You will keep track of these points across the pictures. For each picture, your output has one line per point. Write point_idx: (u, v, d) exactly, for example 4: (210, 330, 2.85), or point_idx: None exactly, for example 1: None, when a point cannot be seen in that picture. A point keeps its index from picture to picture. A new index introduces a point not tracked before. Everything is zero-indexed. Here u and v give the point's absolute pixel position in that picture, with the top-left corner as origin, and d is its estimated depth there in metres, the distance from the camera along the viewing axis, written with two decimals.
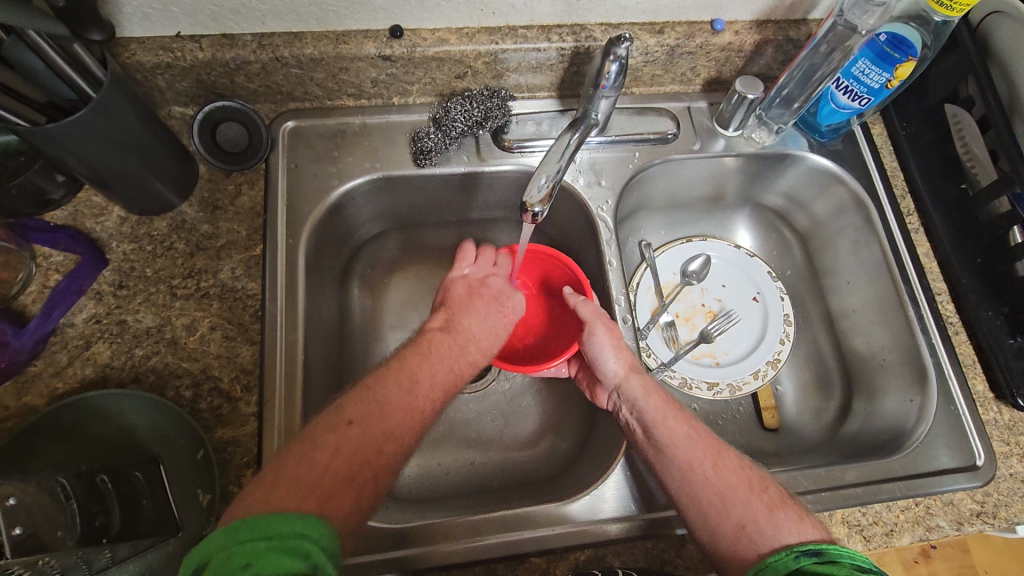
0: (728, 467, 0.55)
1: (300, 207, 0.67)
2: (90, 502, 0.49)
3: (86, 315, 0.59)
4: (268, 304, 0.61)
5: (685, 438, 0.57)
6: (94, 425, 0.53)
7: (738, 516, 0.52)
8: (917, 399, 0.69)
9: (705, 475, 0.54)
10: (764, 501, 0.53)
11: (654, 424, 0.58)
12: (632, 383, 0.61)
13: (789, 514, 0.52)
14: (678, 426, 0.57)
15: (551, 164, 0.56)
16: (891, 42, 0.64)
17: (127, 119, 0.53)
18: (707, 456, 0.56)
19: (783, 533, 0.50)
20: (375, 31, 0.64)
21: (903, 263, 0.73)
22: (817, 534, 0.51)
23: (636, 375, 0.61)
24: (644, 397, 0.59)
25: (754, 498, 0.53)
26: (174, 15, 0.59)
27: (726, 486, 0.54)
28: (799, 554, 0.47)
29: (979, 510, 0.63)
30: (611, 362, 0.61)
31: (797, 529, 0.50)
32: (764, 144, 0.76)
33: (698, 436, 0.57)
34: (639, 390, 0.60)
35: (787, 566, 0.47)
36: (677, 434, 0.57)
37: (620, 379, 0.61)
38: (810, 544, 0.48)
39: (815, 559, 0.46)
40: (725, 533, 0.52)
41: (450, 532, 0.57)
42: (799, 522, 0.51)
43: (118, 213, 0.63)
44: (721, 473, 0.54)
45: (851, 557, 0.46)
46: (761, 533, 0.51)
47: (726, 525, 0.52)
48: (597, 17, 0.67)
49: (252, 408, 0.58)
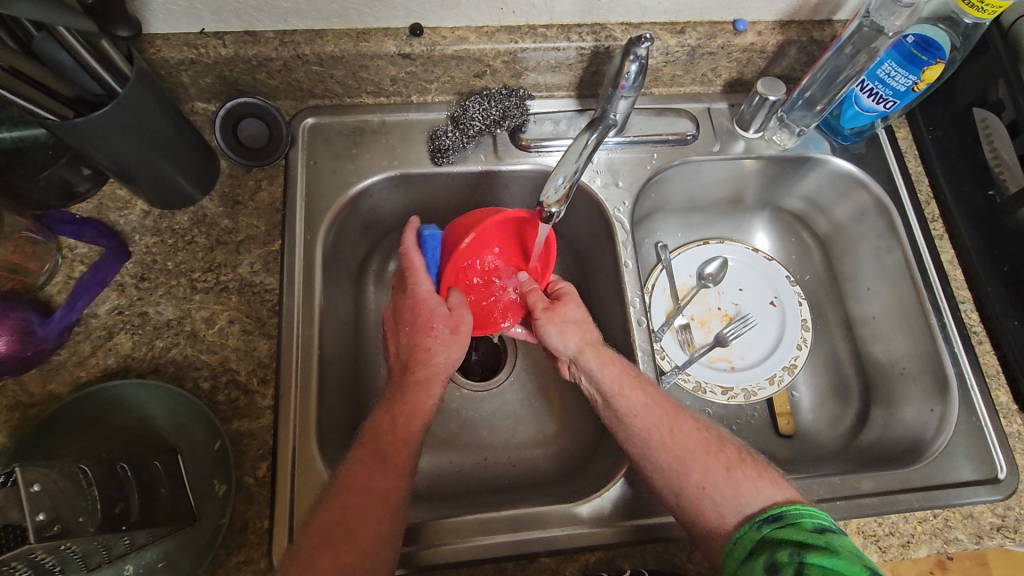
0: (687, 430, 0.56)
1: (318, 203, 0.67)
2: (111, 489, 0.48)
3: (109, 306, 0.60)
4: (285, 299, 0.62)
5: (642, 404, 0.58)
6: (112, 415, 0.55)
7: (697, 478, 0.53)
8: (938, 409, 0.68)
9: (663, 440, 0.56)
10: (721, 462, 0.54)
11: (612, 395, 0.59)
12: (586, 357, 0.62)
13: (747, 473, 0.53)
14: (634, 395, 0.58)
15: (569, 164, 0.56)
16: (918, 44, 0.63)
17: (151, 112, 0.54)
18: (665, 421, 0.57)
19: (739, 492, 0.51)
20: (395, 29, 0.64)
21: (925, 269, 0.72)
22: (777, 491, 0.51)
23: (590, 348, 0.62)
24: (599, 368, 0.60)
25: (710, 460, 0.54)
26: (198, 13, 0.60)
27: (684, 447, 0.55)
28: (761, 523, 0.48)
29: (999, 524, 0.62)
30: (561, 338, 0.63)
31: (752, 489, 0.51)
32: (785, 146, 0.75)
33: (654, 402, 0.58)
34: (593, 362, 0.61)
35: (752, 539, 0.48)
36: (635, 402, 0.58)
37: (574, 354, 0.63)
38: (770, 510, 0.49)
39: (776, 526, 0.47)
40: (686, 496, 0.53)
41: (461, 531, 0.57)
42: (756, 479, 0.52)
43: (141, 206, 0.64)
44: (677, 437, 0.56)
45: (811, 516, 0.47)
46: (721, 495, 0.52)
47: (687, 488, 0.53)
48: (617, 16, 0.66)
49: (268, 401, 0.58)
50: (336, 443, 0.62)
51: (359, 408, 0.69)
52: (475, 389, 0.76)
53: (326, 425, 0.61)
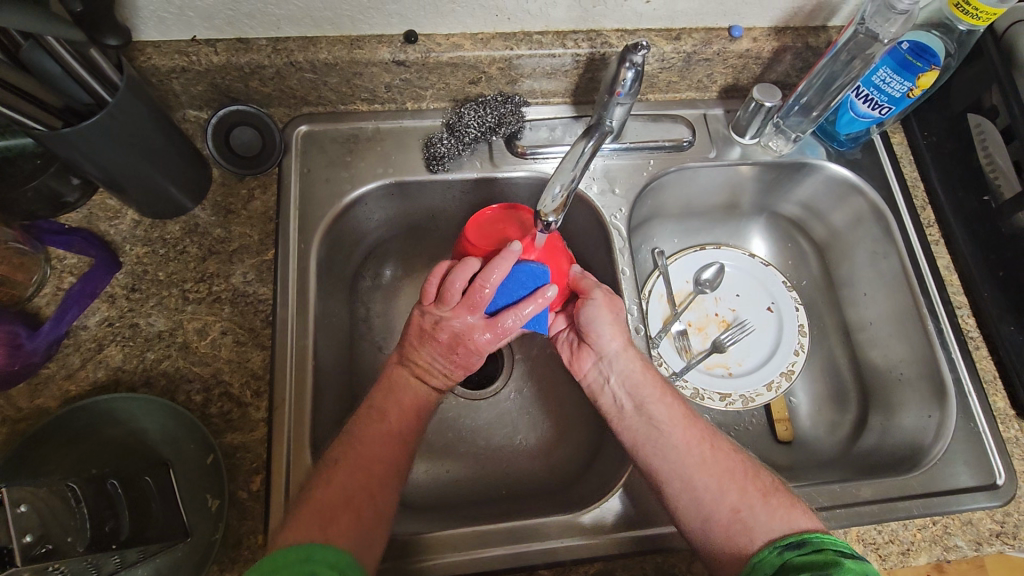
0: (724, 449, 0.57)
1: (312, 212, 0.66)
2: (101, 506, 0.47)
3: (98, 318, 0.59)
4: (279, 310, 0.61)
5: (682, 417, 0.58)
6: (103, 429, 0.54)
7: (732, 501, 0.53)
8: (936, 415, 0.67)
9: (701, 456, 0.55)
10: (758, 487, 0.54)
11: (649, 401, 0.59)
12: (628, 357, 0.61)
13: (780, 499, 0.53)
14: (672, 406, 0.59)
15: (566, 173, 0.56)
16: (913, 50, 0.63)
17: (141, 121, 0.53)
18: (703, 436, 0.57)
19: (775, 518, 0.52)
20: (390, 36, 0.64)
21: (922, 275, 0.72)
22: (806, 522, 0.52)
23: (632, 350, 0.61)
24: (640, 372, 0.60)
25: (748, 482, 0.54)
26: (190, 20, 0.59)
27: (723, 466, 0.55)
28: (782, 549, 0.49)
29: (998, 530, 0.62)
30: (611, 332, 0.61)
31: (786, 517, 0.52)
32: (781, 152, 0.75)
33: (692, 418, 0.58)
34: (633, 365, 0.61)
35: (773, 564, 0.49)
36: (673, 412, 0.58)
37: (616, 350, 0.61)
38: (792, 536, 0.50)
39: (798, 551, 0.48)
40: (719, 519, 0.52)
41: (457, 544, 0.57)
42: (790, 509, 0.52)
43: (132, 216, 0.63)
44: (715, 453, 0.56)
45: (833, 544, 0.48)
46: (756, 518, 0.52)
47: (720, 513, 0.53)
48: (613, 23, 0.66)
49: (261, 414, 0.57)
50: None
51: None
52: (471, 397, 0.75)
53: (321, 438, 0.60)
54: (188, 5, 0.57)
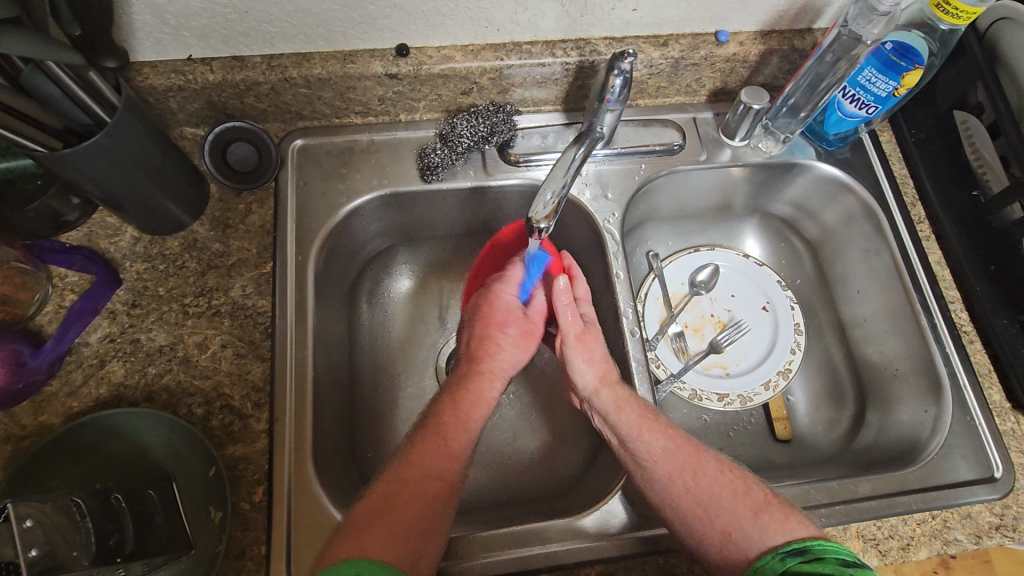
0: (709, 474, 0.56)
1: (308, 224, 0.67)
2: (104, 521, 0.48)
3: (100, 334, 0.60)
4: (278, 322, 0.62)
5: (663, 450, 0.58)
6: (108, 444, 0.54)
7: (723, 523, 0.53)
8: (932, 410, 0.68)
9: (685, 486, 0.56)
10: (747, 505, 0.54)
11: (628, 438, 0.59)
12: (602, 396, 0.61)
13: (773, 515, 0.53)
14: (653, 439, 0.58)
15: (557, 180, 0.56)
16: (896, 51, 0.63)
17: (140, 140, 0.54)
18: (687, 466, 0.57)
19: (767, 534, 0.52)
20: (382, 50, 0.65)
21: (913, 270, 0.72)
22: (804, 530, 0.52)
23: (605, 388, 0.61)
24: (615, 411, 0.60)
25: (737, 503, 0.54)
26: (185, 40, 0.60)
27: (708, 493, 0.55)
28: (784, 555, 0.49)
29: (998, 523, 0.62)
30: (582, 374, 0.62)
31: (781, 529, 0.52)
32: (771, 153, 0.76)
33: (674, 449, 0.58)
34: (609, 405, 0.60)
35: (774, 570, 0.49)
36: (654, 447, 0.58)
37: (590, 392, 0.62)
38: (795, 543, 0.50)
39: (799, 559, 0.49)
40: (711, 540, 0.53)
41: (462, 549, 0.57)
42: (784, 522, 0.52)
43: (131, 233, 0.64)
44: (702, 481, 0.56)
45: (837, 552, 0.48)
46: (747, 537, 0.52)
47: (711, 535, 0.53)
48: (601, 31, 0.67)
49: (262, 425, 0.58)
50: (332, 464, 0.62)
51: (354, 428, 0.68)
52: None
53: (322, 447, 0.61)
54: (182, 24, 0.58)
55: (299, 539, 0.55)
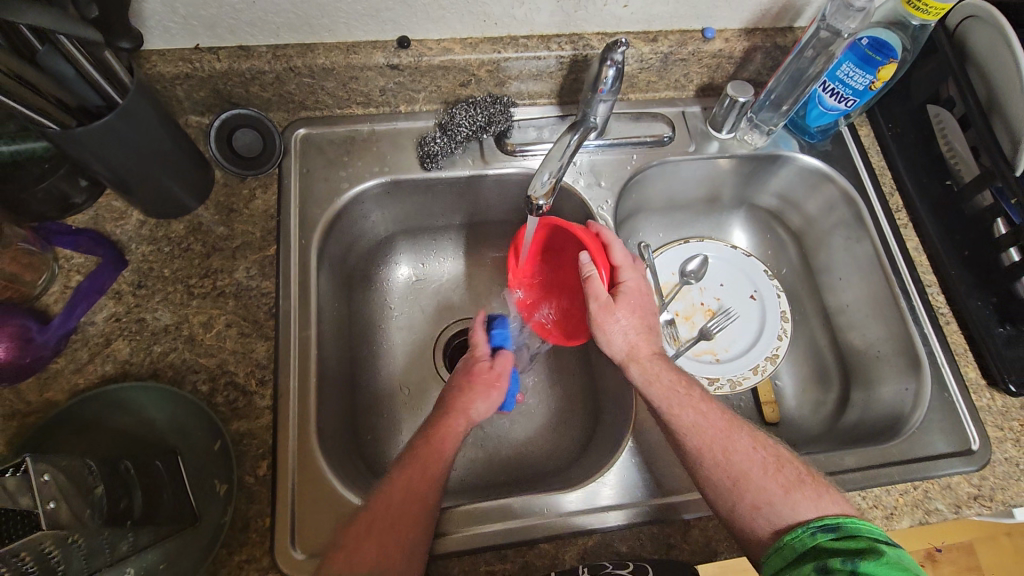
0: (742, 451, 0.58)
1: (311, 209, 0.69)
2: (116, 486, 0.48)
3: (106, 314, 0.61)
4: (282, 302, 0.63)
5: (697, 425, 0.59)
6: (114, 416, 0.56)
7: (752, 496, 0.55)
8: (913, 386, 0.71)
9: (715, 460, 0.57)
10: (779, 482, 0.55)
11: (660, 412, 0.61)
12: (631, 369, 0.64)
13: (806, 494, 0.54)
14: (684, 413, 0.60)
15: (554, 162, 0.59)
16: (872, 46, 0.67)
17: (149, 123, 0.55)
18: (718, 441, 0.58)
19: (800, 510, 0.53)
20: (384, 42, 0.67)
21: (892, 256, 0.75)
22: (822, 499, 0.54)
23: (633, 363, 0.64)
24: (646, 384, 0.62)
25: (770, 479, 0.56)
26: (193, 29, 0.62)
27: (739, 469, 0.56)
28: (816, 530, 0.51)
29: (976, 493, 0.65)
30: (610, 345, 0.65)
31: (814, 505, 0.53)
32: (756, 145, 0.79)
33: (706, 422, 0.59)
34: (638, 377, 0.63)
35: (804, 544, 0.51)
36: (685, 421, 0.60)
37: (620, 363, 0.65)
38: (827, 519, 0.52)
39: (832, 535, 0.50)
40: (739, 513, 0.55)
41: (460, 522, 0.59)
42: (817, 500, 0.54)
43: (137, 217, 0.65)
44: (731, 456, 0.57)
45: (868, 531, 0.50)
46: (778, 514, 0.54)
47: (741, 505, 0.55)
48: (593, 27, 0.70)
49: (266, 401, 0.59)
50: (333, 441, 0.63)
51: (355, 409, 0.70)
52: None
53: (327, 425, 0.63)
54: (192, 14, 0.60)
55: (305, 507, 0.57)
